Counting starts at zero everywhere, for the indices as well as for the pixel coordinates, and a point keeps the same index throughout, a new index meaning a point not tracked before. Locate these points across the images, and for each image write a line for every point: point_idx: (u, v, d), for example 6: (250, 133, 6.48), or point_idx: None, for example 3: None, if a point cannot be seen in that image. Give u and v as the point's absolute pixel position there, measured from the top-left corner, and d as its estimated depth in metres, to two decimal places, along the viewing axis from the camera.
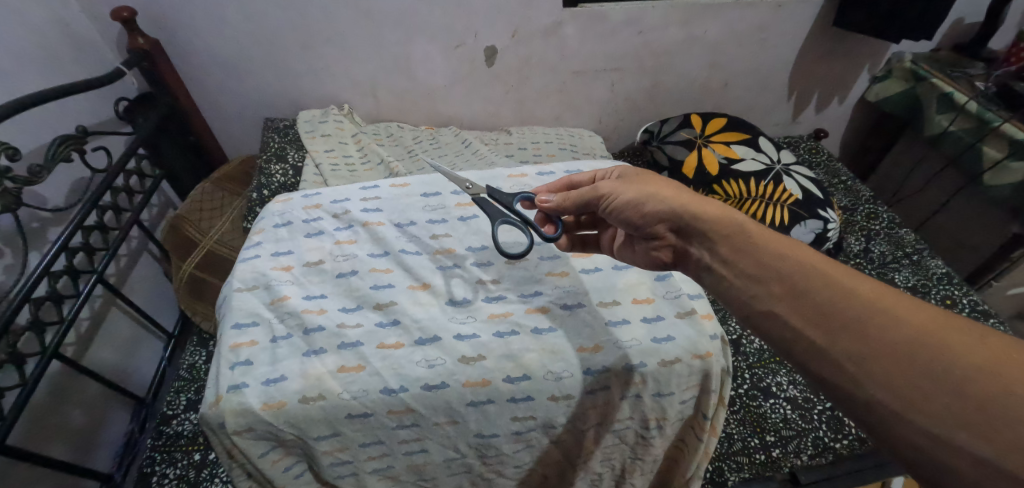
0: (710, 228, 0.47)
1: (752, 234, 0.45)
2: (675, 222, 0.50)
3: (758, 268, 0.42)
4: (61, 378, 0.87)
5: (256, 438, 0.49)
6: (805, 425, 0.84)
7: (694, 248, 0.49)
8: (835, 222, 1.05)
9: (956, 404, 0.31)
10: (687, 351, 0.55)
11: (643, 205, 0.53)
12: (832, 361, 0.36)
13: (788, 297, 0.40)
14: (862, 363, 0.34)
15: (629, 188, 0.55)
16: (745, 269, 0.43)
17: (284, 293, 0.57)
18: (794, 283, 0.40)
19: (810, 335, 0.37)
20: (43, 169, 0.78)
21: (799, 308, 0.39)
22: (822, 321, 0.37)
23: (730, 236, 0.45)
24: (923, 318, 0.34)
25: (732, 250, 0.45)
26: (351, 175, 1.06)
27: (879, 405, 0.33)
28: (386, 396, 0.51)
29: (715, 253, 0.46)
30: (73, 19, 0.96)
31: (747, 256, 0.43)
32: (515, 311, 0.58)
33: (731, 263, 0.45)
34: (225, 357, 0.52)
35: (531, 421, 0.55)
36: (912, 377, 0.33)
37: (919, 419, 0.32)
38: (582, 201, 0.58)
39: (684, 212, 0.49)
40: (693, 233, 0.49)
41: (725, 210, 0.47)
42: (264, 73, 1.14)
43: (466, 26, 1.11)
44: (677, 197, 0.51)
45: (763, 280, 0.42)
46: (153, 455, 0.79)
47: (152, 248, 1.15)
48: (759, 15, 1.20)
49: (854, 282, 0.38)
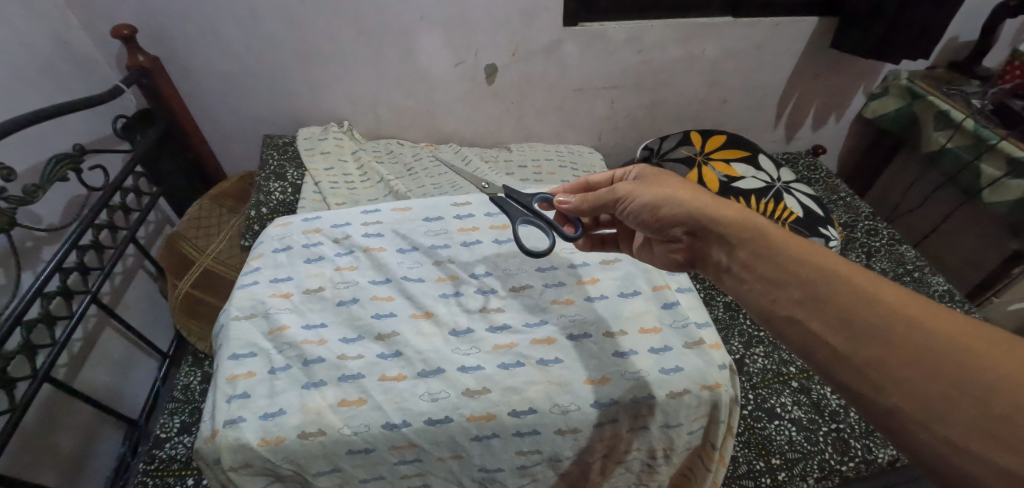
0: (728, 232, 0.46)
1: (771, 234, 0.43)
2: (691, 226, 0.49)
3: (777, 272, 0.41)
4: (52, 401, 0.85)
5: (253, 474, 0.48)
6: (811, 448, 0.83)
7: (711, 249, 0.48)
8: (836, 240, 1.04)
9: (983, 416, 0.30)
10: (696, 383, 0.54)
11: (659, 208, 0.52)
12: (854, 369, 0.35)
13: (807, 302, 0.38)
14: (886, 373, 0.34)
15: (647, 189, 0.54)
16: (764, 273, 0.42)
17: (283, 323, 0.56)
18: (814, 288, 0.38)
19: (831, 341, 0.36)
20: (39, 188, 0.77)
21: (819, 313, 0.37)
22: (843, 327, 0.36)
23: (750, 240, 0.44)
24: (950, 326, 0.33)
25: (752, 254, 0.43)
26: (350, 193, 1.06)
27: (901, 415, 0.33)
28: (387, 431, 0.49)
29: (733, 256, 0.45)
30: (72, 36, 0.96)
31: (765, 260, 0.42)
32: (520, 343, 0.56)
33: (750, 266, 0.43)
34: (222, 390, 0.50)
35: (537, 455, 0.53)
36: (937, 388, 0.32)
37: (944, 429, 0.31)
38: (599, 203, 0.58)
39: (703, 214, 0.48)
40: (711, 236, 0.47)
41: (743, 213, 0.46)
42: (264, 90, 1.14)
43: (466, 44, 1.11)
44: (695, 200, 0.49)
45: (783, 283, 0.40)
46: (146, 480, 0.77)
47: (146, 266, 1.14)
48: (757, 33, 1.21)
49: (877, 286, 0.36)
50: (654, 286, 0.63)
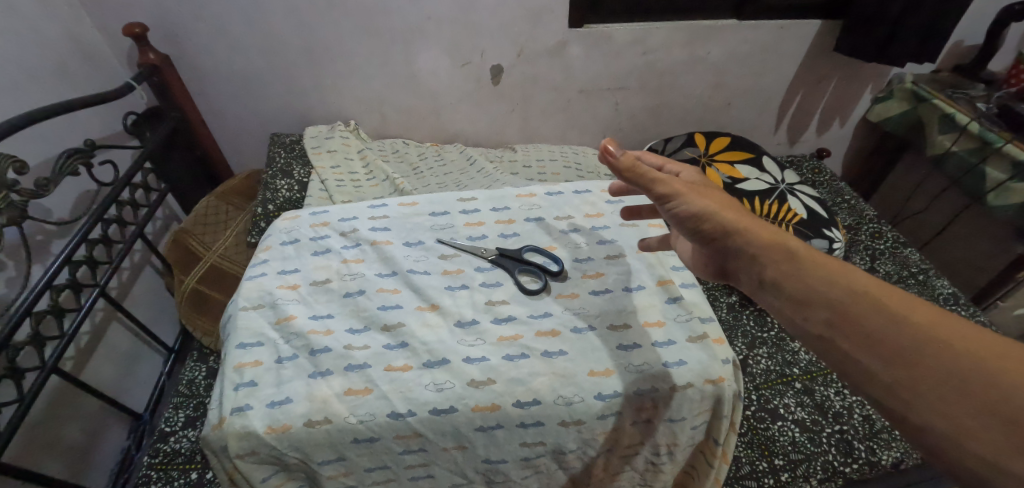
0: (760, 253, 0.45)
1: (802, 258, 0.43)
2: (731, 244, 0.47)
3: (806, 290, 0.41)
4: (58, 393, 0.86)
5: (258, 462, 0.49)
6: (814, 449, 0.83)
7: (738, 268, 0.47)
8: (841, 242, 1.04)
9: (1018, 438, 0.30)
10: (700, 376, 0.54)
11: (702, 222, 0.49)
12: (884, 386, 0.35)
13: (835, 320, 0.38)
14: (916, 390, 0.34)
15: (700, 198, 0.50)
16: (792, 292, 0.42)
17: (290, 313, 0.57)
18: (841, 307, 0.38)
19: (861, 359, 0.37)
20: (50, 182, 0.78)
21: (847, 332, 0.37)
22: (871, 345, 0.36)
23: (780, 260, 0.44)
24: (980, 347, 0.33)
25: (779, 273, 0.43)
26: (356, 191, 1.07)
27: (932, 432, 0.33)
28: (393, 420, 0.50)
29: (764, 275, 0.44)
30: (83, 34, 0.97)
31: (792, 278, 0.42)
32: (525, 334, 0.57)
33: (777, 284, 0.43)
34: (229, 378, 0.51)
35: (541, 447, 0.54)
36: (968, 407, 0.32)
37: (978, 449, 0.31)
38: (646, 181, 0.51)
39: (742, 236, 0.46)
40: (745, 259, 0.46)
41: (776, 235, 0.45)
42: (272, 89, 1.15)
43: (473, 44, 1.12)
44: (736, 220, 0.47)
45: (809, 302, 0.40)
46: (149, 472, 0.77)
47: (154, 262, 1.15)
48: (762, 36, 1.22)
49: (903, 307, 0.36)
50: (659, 281, 0.63)
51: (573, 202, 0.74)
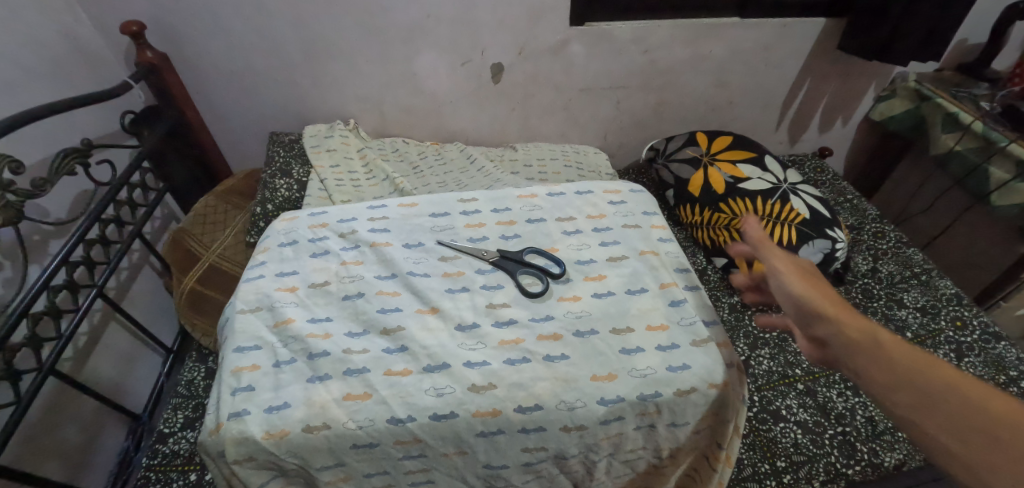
0: (844, 333, 0.43)
1: (884, 338, 0.40)
2: (823, 328, 0.45)
3: (881, 370, 0.38)
4: (56, 395, 0.85)
5: (256, 467, 0.48)
6: (817, 451, 0.82)
7: (825, 350, 0.44)
8: (844, 242, 1.01)
9: None
10: (704, 381, 0.54)
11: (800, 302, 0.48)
12: (953, 458, 0.33)
13: (903, 391, 0.36)
14: (984, 464, 0.31)
15: (806, 283, 0.49)
16: (865, 366, 0.39)
17: (288, 316, 0.56)
18: (912, 379, 0.36)
19: (928, 429, 0.34)
20: (47, 182, 0.77)
21: (928, 416, 0.34)
22: (943, 419, 0.34)
23: (856, 338, 0.41)
24: None
25: (855, 346, 0.41)
26: (356, 191, 1.06)
27: None
28: (393, 425, 0.49)
29: (842, 351, 0.42)
30: (80, 32, 0.96)
31: (864, 351, 0.40)
32: (527, 338, 0.56)
33: (852, 359, 0.41)
34: (226, 382, 0.51)
35: (542, 452, 0.53)
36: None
37: None
38: (771, 252, 0.55)
39: (833, 317, 0.44)
40: (829, 341, 0.44)
41: (864, 319, 0.43)
42: (271, 88, 1.14)
43: (474, 43, 1.11)
44: (833, 305, 0.46)
45: (882, 378, 0.38)
46: (148, 474, 0.77)
47: (153, 262, 1.14)
48: (765, 34, 1.21)
49: (985, 394, 0.34)
50: (662, 283, 0.62)
51: (574, 204, 0.73)
